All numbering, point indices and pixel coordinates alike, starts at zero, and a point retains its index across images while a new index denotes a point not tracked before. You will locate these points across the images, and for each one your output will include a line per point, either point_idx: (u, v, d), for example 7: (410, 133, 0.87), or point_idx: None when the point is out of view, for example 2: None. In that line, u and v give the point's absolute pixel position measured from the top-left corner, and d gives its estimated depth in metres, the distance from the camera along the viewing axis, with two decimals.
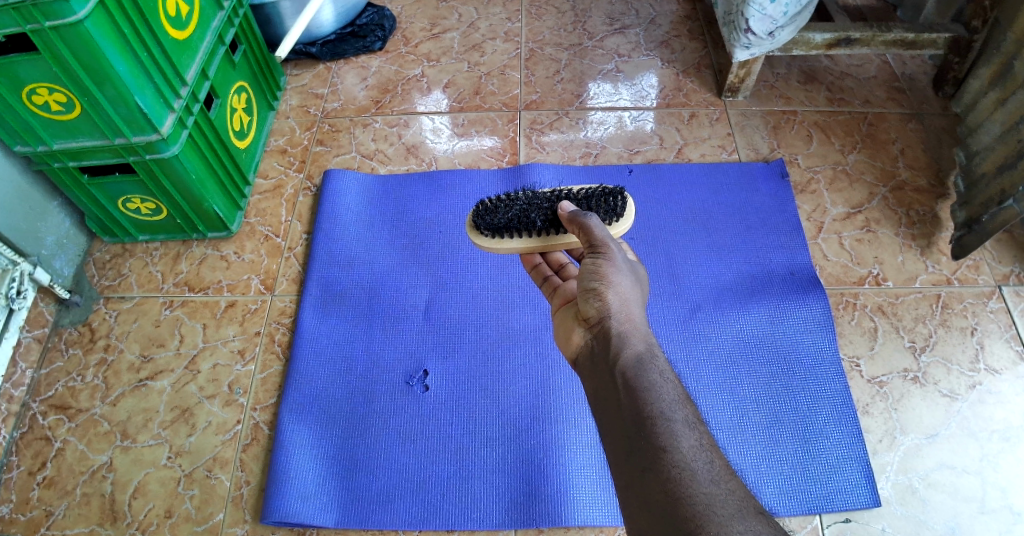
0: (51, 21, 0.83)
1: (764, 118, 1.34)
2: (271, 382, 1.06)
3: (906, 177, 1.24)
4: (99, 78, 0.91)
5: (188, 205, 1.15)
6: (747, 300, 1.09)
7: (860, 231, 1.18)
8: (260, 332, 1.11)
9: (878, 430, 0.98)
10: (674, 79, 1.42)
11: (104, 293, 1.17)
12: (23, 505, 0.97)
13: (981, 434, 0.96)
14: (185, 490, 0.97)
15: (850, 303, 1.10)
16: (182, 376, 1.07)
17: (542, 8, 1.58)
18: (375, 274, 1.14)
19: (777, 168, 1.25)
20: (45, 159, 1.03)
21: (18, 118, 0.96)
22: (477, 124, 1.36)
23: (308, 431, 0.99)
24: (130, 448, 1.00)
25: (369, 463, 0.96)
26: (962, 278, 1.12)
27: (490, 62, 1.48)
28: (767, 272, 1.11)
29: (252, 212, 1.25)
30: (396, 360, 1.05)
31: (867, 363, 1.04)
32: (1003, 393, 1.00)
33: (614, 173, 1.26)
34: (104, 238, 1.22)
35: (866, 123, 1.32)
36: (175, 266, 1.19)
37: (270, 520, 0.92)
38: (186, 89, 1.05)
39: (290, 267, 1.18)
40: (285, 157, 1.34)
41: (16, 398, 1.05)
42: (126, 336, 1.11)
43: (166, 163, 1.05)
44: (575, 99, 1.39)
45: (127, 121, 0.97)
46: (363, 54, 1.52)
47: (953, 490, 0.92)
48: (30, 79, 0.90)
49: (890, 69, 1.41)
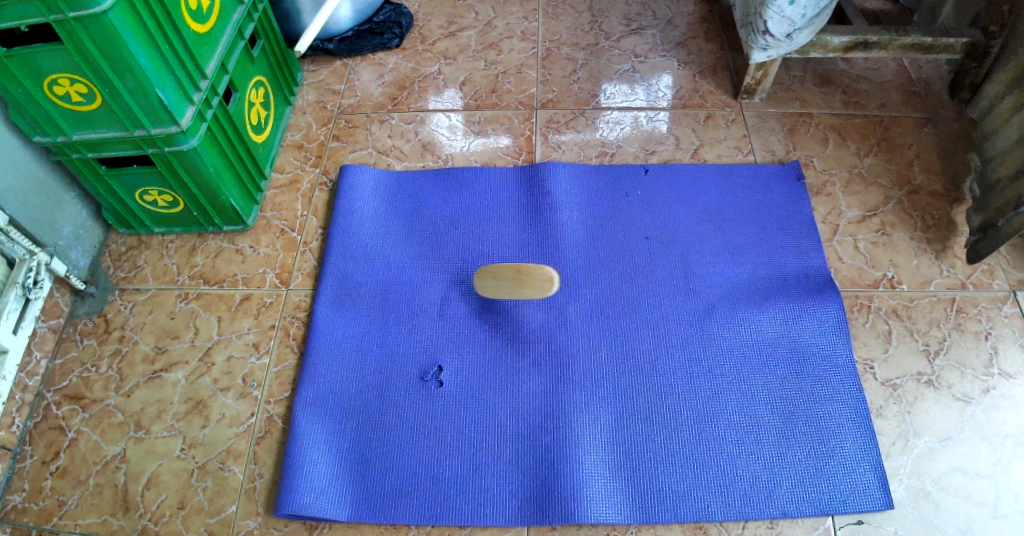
0: (75, 11, 0.83)
1: (781, 120, 1.34)
2: (285, 376, 1.05)
3: (921, 182, 1.23)
4: (120, 70, 0.91)
5: (205, 199, 1.15)
6: (762, 300, 1.08)
7: (875, 235, 1.17)
8: (275, 325, 1.10)
9: (892, 432, 0.97)
10: (690, 80, 1.42)
11: (120, 285, 1.17)
12: (36, 494, 0.97)
13: (995, 438, 0.95)
14: (198, 481, 0.96)
15: (865, 305, 1.09)
16: (196, 368, 1.07)
17: (559, 8, 1.58)
18: (389, 270, 1.14)
19: (794, 170, 1.24)
20: (64, 150, 1.04)
21: (38, 108, 0.97)
22: (492, 123, 1.36)
23: (321, 423, 0.98)
24: (144, 439, 1.00)
25: (381, 458, 0.95)
26: (976, 282, 1.11)
27: (506, 61, 1.48)
28: (783, 274, 1.11)
29: (269, 206, 1.25)
30: (409, 356, 1.04)
31: (881, 366, 1.03)
32: (1017, 397, 0.98)
33: (629, 174, 1.25)
34: (120, 230, 1.22)
35: (884, 126, 1.32)
36: (190, 259, 1.19)
37: (281, 512, 0.91)
38: (207, 83, 1.05)
39: (305, 262, 1.18)
40: (300, 153, 1.33)
41: (31, 387, 1.05)
42: (141, 328, 1.11)
43: (185, 156, 1.05)
44: (591, 98, 1.39)
45: (147, 113, 0.98)
46: (380, 51, 1.52)
47: (966, 494, 0.91)
48: (52, 70, 0.91)
49: (908, 72, 1.40)
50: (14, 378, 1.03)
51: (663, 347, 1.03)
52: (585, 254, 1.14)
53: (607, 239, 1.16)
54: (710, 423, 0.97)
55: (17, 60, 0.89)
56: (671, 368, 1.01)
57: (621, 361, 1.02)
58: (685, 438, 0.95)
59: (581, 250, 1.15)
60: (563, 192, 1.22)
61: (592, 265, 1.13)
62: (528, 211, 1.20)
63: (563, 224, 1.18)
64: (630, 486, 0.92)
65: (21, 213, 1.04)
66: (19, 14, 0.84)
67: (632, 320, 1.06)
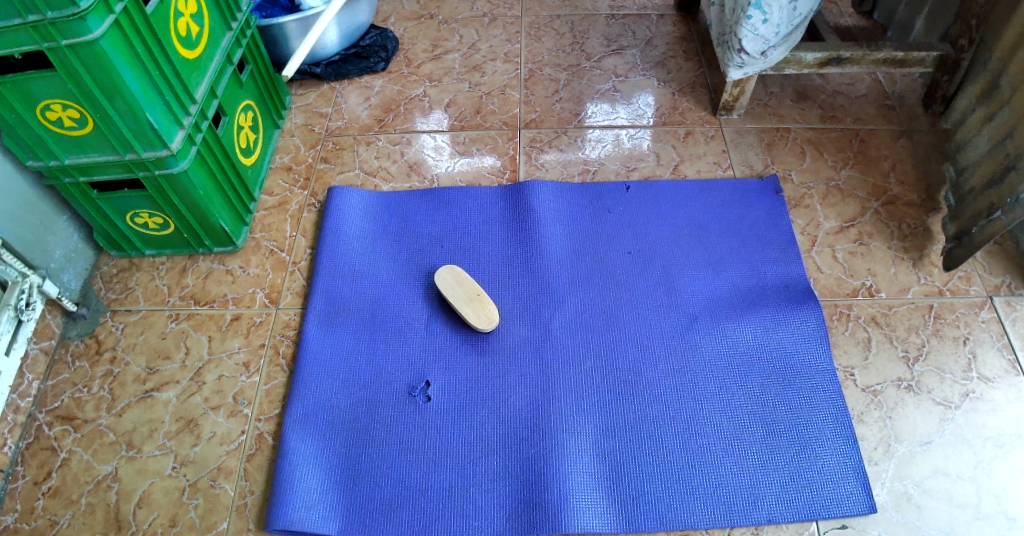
0: (68, 39, 0.86)
1: (758, 135, 1.38)
2: (275, 393, 1.07)
3: (897, 192, 1.27)
4: (111, 95, 0.94)
5: (195, 220, 1.17)
6: (742, 311, 1.10)
7: (853, 245, 1.20)
8: (265, 344, 1.12)
9: (874, 438, 0.99)
10: (669, 98, 1.46)
11: (111, 306, 1.18)
12: (27, 514, 0.97)
13: (975, 441, 0.98)
14: (189, 499, 0.98)
15: (844, 314, 1.12)
16: (187, 387, 1.08)
17: (541, 30, 1.63)
18: (378, 287, 1.16)
19: (772, 184, 1.28)
20: (57, 174, 1.06)
21: (30, 133, 0.99)
22: (477, 142, 1.40)
23: (311, 440, 1.00)
24: (135, 458, 1.02)
25: (372, 472, 0.97)
26: (953, 289, 1.14)
27: (490, 82, 1.52)
28: (762, 285, 1.14)
29: (257, 227, 1.28)
30: (398, 372, 1.06)
31: (861, 373, 1.06)
32: (996, 400, 1.01)
33: (611, 191, 1.28)
34: (112, 252, 1.24)
35: (858, 140, 1.36)
36: (181, 280, 1.21)
37: (273, 528, 0.93)
38: (196, 107, 1.08)
39: (295, 281, 1.20)
40: (289, 175, 1.36)
41: (23, 408, 1.06)
42: (132, 349, 1.13)
43: (175, 178, 1.08)
44: (573, 117, 1.43)
45: (138, 138, 1.00)
46: (366, 74, 1.55)
47: (948, 496, 0.94)
48: (45, 96, 0.93)
49: (881, 88, 1.45)
50: (6, 400, 1.04)
51: (645, 358, 1.06)
52: (569, 269, 1.17)
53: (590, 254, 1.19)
54: (692, 432, 0.99)
55: (11, 87, 0.92)
56: (653, 379, 1.04)
57: (605, 373, 1.04)
58: (668, 448, 0.97)
59: (565, 265, 1.17)
60: (546, 209, 1.25)
61: (576, 280, 1.15)
62: (513, 228, 1.23)
63: (548, 240, 1.21)
64: (616, 496, 0.94)
65: (15, 238, 1.06)
66: (12, 42, 0.87)
67: (615, 332, 1.09)
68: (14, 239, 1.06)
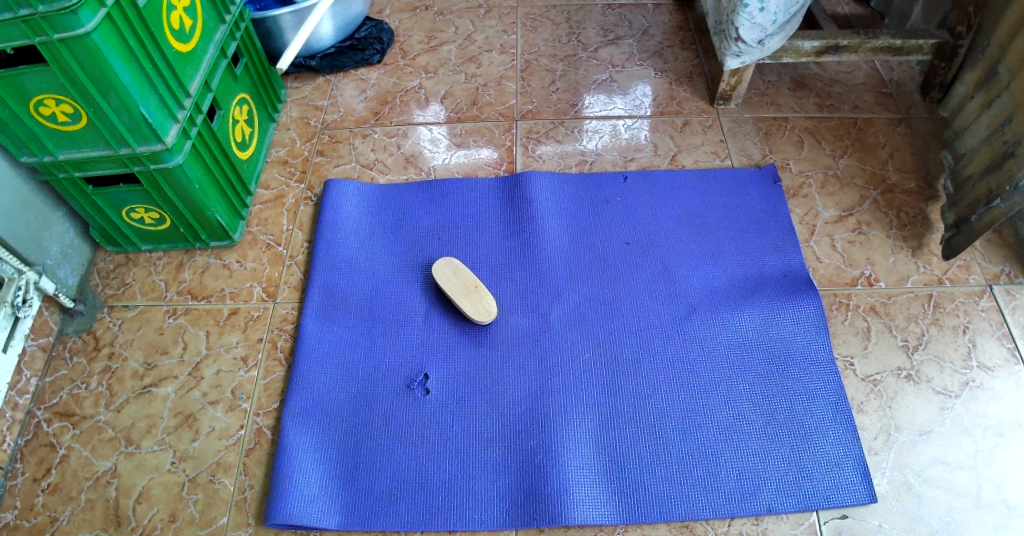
0: (59, 33, 0.86)
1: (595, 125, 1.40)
2: (274, 387, 1.07)
3: None
4: (103, 88, 0.93)
5: (191, 214, 1.16)
6: (671, 298, 1.11)
7: (852, 234, 1.20)
8: (263, 338, 1.12)
9: (873, 428, 0.99)
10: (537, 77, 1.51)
11: (109, 302, 1.18)
12: (27, 511, 0.97)
13: (976, 430, 0.98)
14: (188, 494, 0.98)
15: (844, 304, 1.11)
16: (186, 382, 1.08)
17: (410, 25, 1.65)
18: (375, 281, 1.15)
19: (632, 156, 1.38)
20: (51, 169, 1.05)
21: (23, 128, 0.98)
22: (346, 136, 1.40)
23: (308, 434, 1.00)
24: (134, 454, 1.02)
25: (370, 464, 0.97)
26: (953, 278, 1.14)
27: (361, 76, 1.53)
28: (676, 273, 1.14)
29: (253, 221, 1.27)
30: (395, 366, 1.06)
31: (860, 362, 1.05)
32: (996, 389, 1.01)
33: (608, 181, 1.28)
34: (108, 247, 1.23)
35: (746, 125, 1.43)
36: (178, 275, 1.21)
37: (272, 522, 0.93)
38: (191, 100, 1.07)
39: (228, 279, 1.20)
40: (286, 168, 1.35)
41: (21, 405, 1.05)
42: (130, 344, 1.13)
43: (170, 173, 1.07)
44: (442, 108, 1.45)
45: (131, 131, 0.99)
46: None
47: (947, 485, 0.94)
48: (36, 90, 0.92)
49: None
50: (3, 397, 1.03)
51: (621, 365, 1.04)
52: (412, 264, 1.17)
53: (599, 257, 1.17)
54: (598, 430, 0.98)
55: (2, 81, 0.91)
56: (662, 388, 1.02)
57: (484, 378, 1.04)
58: (667, 440, 0.97)
59: (409, 259, 1.18)
60: (414, 206, 1.25)
61: (414, 275, 1.16)
62: (509, 223, 1.22)
63: (416, 240, 1.20)
64: (519, 497, 0.94)
65: (176, 210, 1.15)
66: (3, 36, 0.86)
67: (496, 338, 1.08)
68: (177, 210, 1.15)
